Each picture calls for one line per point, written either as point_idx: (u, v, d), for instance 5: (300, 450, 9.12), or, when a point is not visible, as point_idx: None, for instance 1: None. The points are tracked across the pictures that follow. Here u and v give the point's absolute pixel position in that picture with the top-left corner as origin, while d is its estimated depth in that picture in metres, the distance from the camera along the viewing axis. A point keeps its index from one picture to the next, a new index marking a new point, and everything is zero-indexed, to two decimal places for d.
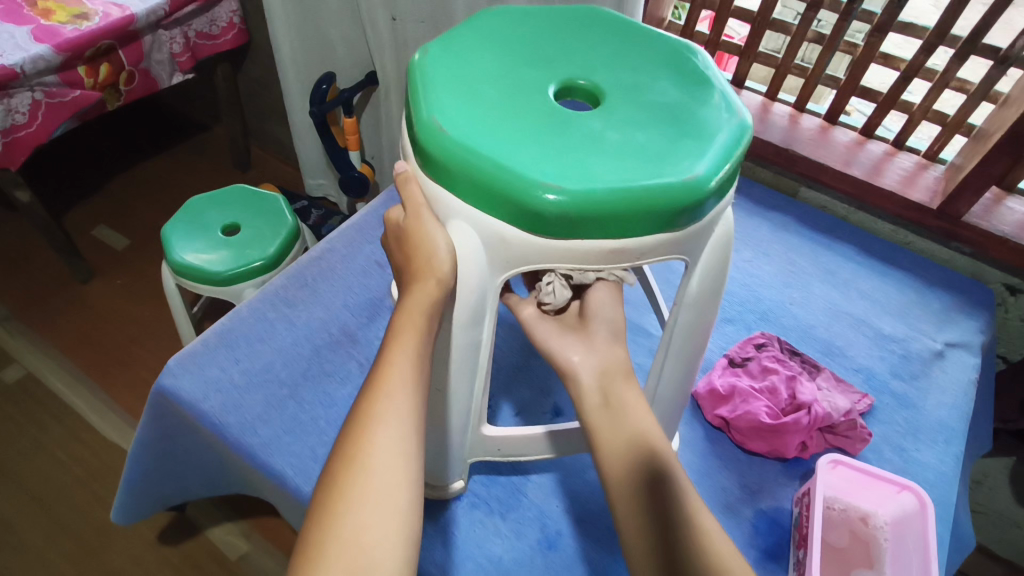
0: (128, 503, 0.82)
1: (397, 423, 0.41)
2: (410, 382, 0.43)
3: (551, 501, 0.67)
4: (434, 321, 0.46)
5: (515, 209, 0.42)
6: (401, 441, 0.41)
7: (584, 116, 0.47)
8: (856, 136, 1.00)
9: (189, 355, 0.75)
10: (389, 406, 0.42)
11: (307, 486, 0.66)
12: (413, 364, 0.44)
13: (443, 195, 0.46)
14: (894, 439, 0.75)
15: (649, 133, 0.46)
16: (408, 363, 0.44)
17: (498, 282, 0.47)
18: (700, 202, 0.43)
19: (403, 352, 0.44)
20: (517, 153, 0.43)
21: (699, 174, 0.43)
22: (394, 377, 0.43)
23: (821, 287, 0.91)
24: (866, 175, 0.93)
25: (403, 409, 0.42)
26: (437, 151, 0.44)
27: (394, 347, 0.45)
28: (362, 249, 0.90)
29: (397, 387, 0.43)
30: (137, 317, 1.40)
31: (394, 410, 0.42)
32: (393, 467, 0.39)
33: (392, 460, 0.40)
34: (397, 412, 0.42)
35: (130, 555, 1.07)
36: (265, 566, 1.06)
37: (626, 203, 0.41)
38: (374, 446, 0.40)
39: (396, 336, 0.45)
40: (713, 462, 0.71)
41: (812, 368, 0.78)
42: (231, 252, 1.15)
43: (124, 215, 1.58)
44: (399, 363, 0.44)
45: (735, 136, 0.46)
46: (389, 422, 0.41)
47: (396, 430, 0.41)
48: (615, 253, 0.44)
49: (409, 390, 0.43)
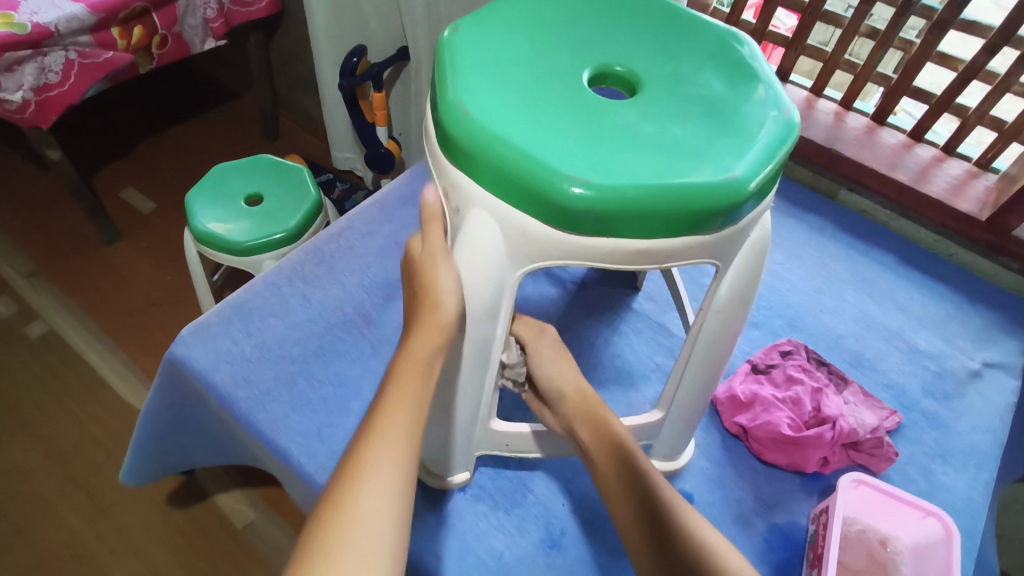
0: (137, 466, 0.82)
1: (397, 456, 0.39)
2: (415, 407, 0.42)
3: (558, 498, 0.65)
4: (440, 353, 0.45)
5: (536, 202, 0.39)
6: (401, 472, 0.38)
7: (619, 105, 0.44)
8: (904, 139, 0.95)
9: (202, 326, 0.74)
10: (394, 427, 0.40)
11: (311, 466, 0.66)
12: (414, 396, 0.42)
13: (460, 179, 0.42)
14: (921, 460, 0.72)
15: (687, 128, 0.43)
16: (418, 388, 0.43)
17: (516, 278, 0.44)
18: (737, 206, 0.40)
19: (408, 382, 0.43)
20: (544, 141, 0.40)
21: (738, 175, 0.40)
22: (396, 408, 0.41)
23: (855, 295, 0.87)
24: (911, 180, 0.89)
25: (405, 442, 0.40)
26: (458, 134, 0.41)
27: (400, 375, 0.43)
28: (383, 228, 0.88)
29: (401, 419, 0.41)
30: (159, 281, 1.41)
31: (395, 432, 0.40)
32: (391, 493, 0.37)
33: (393, 482, 0.37)
34: (400, 437, 0.40)
35: (140, 515, 1.08)
36: (271, 535, 1.08)
37: (656, 202, 0.39)
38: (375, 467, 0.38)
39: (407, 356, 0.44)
40: (728, 471, 0.69)
41: (839, 381, 0.75)
42: (251, 222, 1.15)
43: (151, 178, 1.58)
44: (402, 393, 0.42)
45: (781, 135, 0.43)
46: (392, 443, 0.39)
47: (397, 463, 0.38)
48: (641, 254, 0.41)
49: (415, 415, 0.41)
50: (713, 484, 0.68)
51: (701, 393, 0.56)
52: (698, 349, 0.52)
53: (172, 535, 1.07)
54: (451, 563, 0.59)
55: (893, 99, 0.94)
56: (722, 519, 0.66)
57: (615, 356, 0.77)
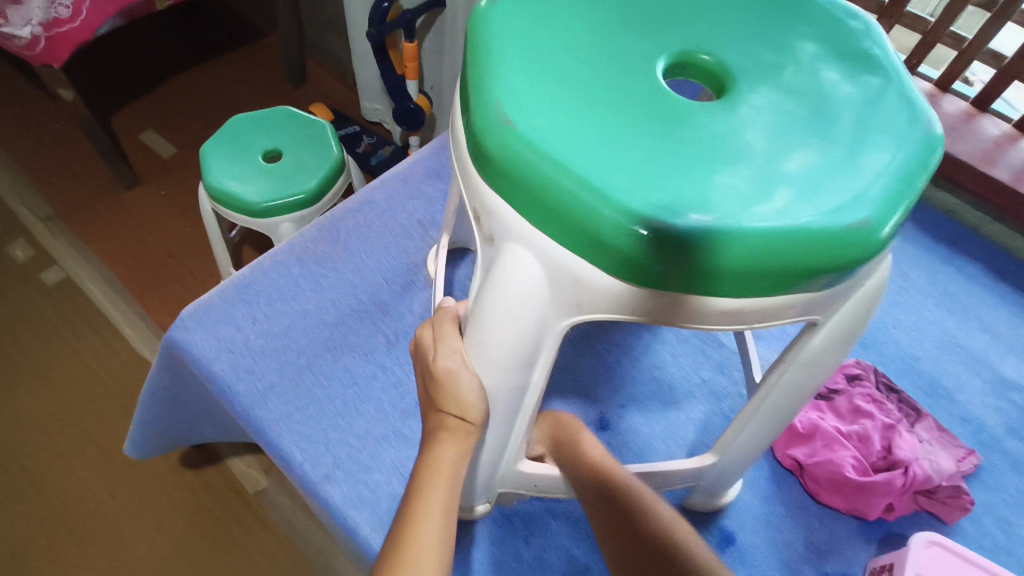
0: (140, 443, 0.76)
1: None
2: (444, 501, 0.38)
3: (583, 530, 0.59)
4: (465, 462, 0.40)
5: (594, 243, 0.30)
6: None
7: (705, 110, 0.34)
8: (1008, 129, 0.83)
9: (204, 307, 0.67)
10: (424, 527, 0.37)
11: (314, 474, 0.60)
12: (438, 529, 0.37)
13: (496, 205, 0.33)
14: (1000, 509, 0.63)
15: (797, 148, 0.33)
16: (448, 475, 0.39)
17: (561, 327, 0.35)
18: (860, 258, 0.31)
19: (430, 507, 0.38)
20: (610, 164, 0.31)
21: (867, 219, 0.30)
22: (417, 543, 0.36)
23: (935, 310, 0.76)
24: (1014, 180, 0.77)
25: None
26: (497, 150, 0.32)
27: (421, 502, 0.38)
28: (406, 205, 0.80)
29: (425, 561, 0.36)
30: (177, 231, 1.35)
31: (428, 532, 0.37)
32: None
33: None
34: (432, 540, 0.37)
35: (152, 474, 1.06)
36: (282, 504, 1.04)
37: (754, 253, 0.29)
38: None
39: (442, 426, 0.40)
40: (777, 509, 0.61)
41: (910, 413, 0.66)
42: (269, 180, 1.07)
43: (172, 121, 1.51)
44: (426, 527, 0.37)
45: (920, 158, 0.33)
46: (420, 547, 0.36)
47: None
48: (729, 315, 0.32)
49: (443, 509, 0.38)
50: (759, 524, 0.60)
51: (763, 441, 0.49)
52: (771, 401, 0.44)
53: (182, 497, 1.04)
54: None
55: (1002, 83, 0.81)
56: (767, 567, 0.58)
57: (656, 368, 0.68)
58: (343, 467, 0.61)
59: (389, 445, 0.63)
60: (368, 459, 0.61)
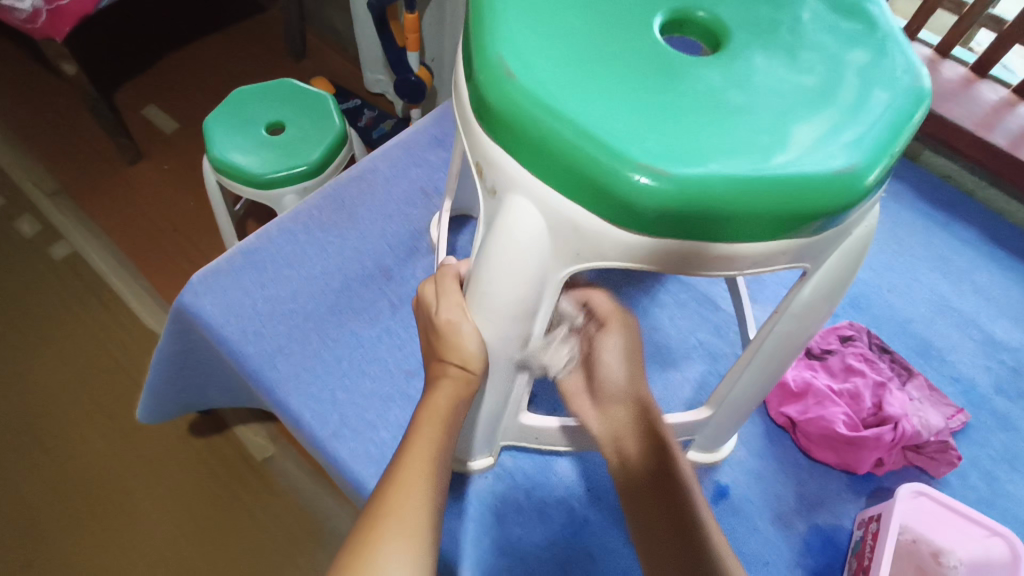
0: (153, 409, 0.78)
1: (415, 536, 0.36)
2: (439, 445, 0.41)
3: (583, 483, 0.61)
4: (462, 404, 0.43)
5: (590, 191, 0.32)
6: (416, 552, 0.36)
7: (700, 64, 0.35)
8: (1007, 95, 0.83)
9: (213, 273, 0.69)
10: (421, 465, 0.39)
11: (322, 432, 0.62)
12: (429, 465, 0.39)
13: (498, 157, 0.34)
14: (986, 465, 0.65)
15: (789, 100, 0.34)
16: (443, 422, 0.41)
17: (560, 277, 0.36)
18: (847, 204, 0.32)
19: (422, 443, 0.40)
20: (608, 116, 0.32)
21: (856, 166, 0.32)
22: (412, 474, 0.38)
23: (928, 274, 0.77)
24: (1009, 145, 0.78)
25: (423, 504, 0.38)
26: (497, 101, 0.33)
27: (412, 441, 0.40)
28: (408, 173, 0.81)
29: (419, 492, 0.38)
30: (181, 205, 1.36)
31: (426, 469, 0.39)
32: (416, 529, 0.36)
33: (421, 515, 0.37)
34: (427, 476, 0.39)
35: (163, 443, 1.09)
36: (290, 470, 1.07)
37: (742, 198, 0.31)
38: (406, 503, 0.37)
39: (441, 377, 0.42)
40: (770, 464, 0.64)
41: (902, 372, 0.67)
42: (272, 153, 1.08)
43: (174, 96, 1.51)
44: (422, 462, 0.39)
45: (908, 109, 0.34)
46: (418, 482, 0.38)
47: (414, 541, 0.36)
48: (719, 260, 0.34)
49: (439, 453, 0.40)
50: (751, 478, 0.63)
51: (757, 393, 0.51)
52: (765, 350, 0.45)
53: (192, 464, 1.07)
54: (462, 546, 0.56)
55: (1000, 48, 0.81)
56: (759, 518, 0.60)
57: (654, 330, 0.70)
58: (350, 425, 0.63)
59: (395, 405, 0.65)
60: (374, 418, 0.64)
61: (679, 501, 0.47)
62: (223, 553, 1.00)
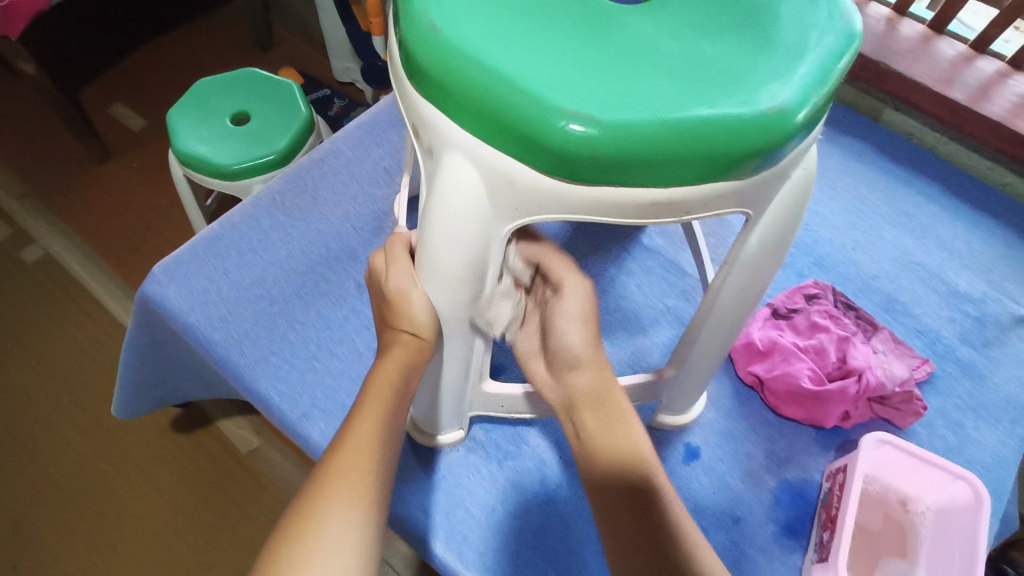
0: (126, 405, 0.78)
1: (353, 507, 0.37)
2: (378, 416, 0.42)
3: (556, 451, 0.61)
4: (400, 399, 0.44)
5: (523, 143, 0.31)
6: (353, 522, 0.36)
7: (632, 13, 0.35)
8: (965, 50, 0.84)
9: (175, 262, 0.69)
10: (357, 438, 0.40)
11: (293, 413, 0.62)
12: (370, 440, 0.40)
13: (432, 116, 0.34)
14: (952, 413, 0.66)
15: (719, 45, 0.34)
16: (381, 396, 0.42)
17: (503, 235, 0.36)
18: (778, 143, 0.32)
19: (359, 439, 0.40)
20: (536, 64, 0.32)
21: (784, 105, 0.32)
22: (349, 446, 0.40)
23: (892, 230, 0.78)
24: (969, 99, 0.78)
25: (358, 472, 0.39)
26: (424, 56, 0.33)
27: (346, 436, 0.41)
28: (370, 154, 0.80)
29: (354, 464, 0.39)
30: (153, 202, 1.35)
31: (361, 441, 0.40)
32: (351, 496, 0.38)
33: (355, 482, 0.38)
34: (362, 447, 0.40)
35: (145, 440, 1.08)
36: (275, 461, 1.07)
37: (674, 141, 0.31)
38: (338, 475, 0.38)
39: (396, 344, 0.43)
40: (740, 423, 0.64)
41: (867, 327, 0.68)
42: (239, 143, 1.06)
43: (140, 93, 1.49)
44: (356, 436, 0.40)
45: (838, 49, 0.34)
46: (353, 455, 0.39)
47: (349, 510, 0.37)
48: (655, 206, 0.34)
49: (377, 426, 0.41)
50: (721, 438, 0.63)
51: (717, 350, 0.51)
52: (720, 305, 0.45)
53: (176, 460, 1.06)
54: (436, 518, 0.56)
55: (957, 4, 0.81)
56: (730, 475, 0.61)
57: (622, 298, 0.70)
58: (320, 406, 0.63)
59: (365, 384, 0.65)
60: (344, 398, 0.64)
61: (652, 505, 0.45)
62: (212, 546, 1.00)
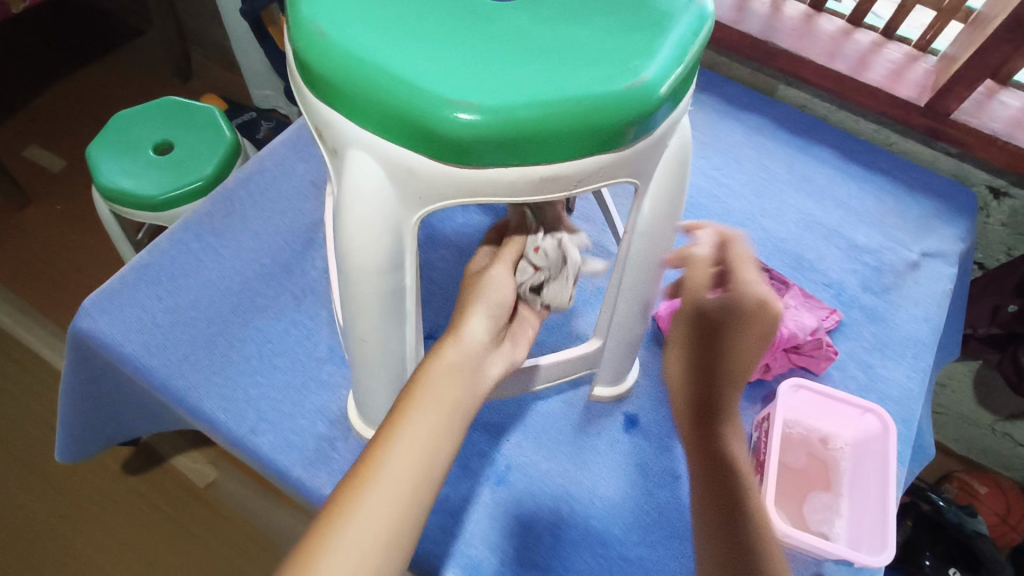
0: (69, 447, 0.76)
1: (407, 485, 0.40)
2: (439, 402, 0.44)
3: (502, 435, 0.64)
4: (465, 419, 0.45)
5: (416, 134, 0.34)
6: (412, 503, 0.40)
7: (508, 8, 0.38)
8: (843, 25, 0.91)
9: (105, 294, 0.68)
10: (417, 421, 0.42)
11: (240, 429, 0.63)
12: (439, 417, 0.43)
13: (332, 117, 0.36)
14: (861, 355, 0.72)
15: (588, 31, 0.37)
16: (440, 391, 0.44)
17: (414, 223, 0.39)
18: (647, 115, 0.36)
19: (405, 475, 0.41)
20: (421, 60, 0.35)
21: (647, 80, 0.36)
22: (409, 427, 0.42)
23: (795, 196, 0.85)
24: (851, 70, 0.85)
25: (416, 449, 0.41)
26: (318, 61, 0.35)
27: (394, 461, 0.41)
28: (295, 169, 0.81)
29: (412, 446, 0.41)
30: (80, 243, 1.31)
31: (418, 425, 0.42)
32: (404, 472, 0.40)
33: (406, 459, 0.41)
34: (423, 425, 0.42)
35: (96, 486, 1.05)
36: (236, 491, 1.05)
37: (551, 120, 0.34)
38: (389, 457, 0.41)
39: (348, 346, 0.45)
40: (672, 387, 0.69)
41: (780, 286, 0.73)
42: (163, 173, 1.05)
43: (56, 133, 1.45)
44: (417, 422, 0.42)
45: (693, 28, 0.38)
46: (407, 436, 0.42)
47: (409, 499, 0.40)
48: (546, 181, 0.37)
49: (437, 417, 0.43)
50: (657, 403, 0.67)
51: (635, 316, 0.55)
52: (629, 272, 0.49)
53: (130, 503, 1.04)
54: None
55: None
56: (668, 436, 0.65)
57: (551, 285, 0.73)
58: (267, 418, 0.64)
59: (311, 392, 0.66)
60: (290, 408, 0.65)
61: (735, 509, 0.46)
62: None
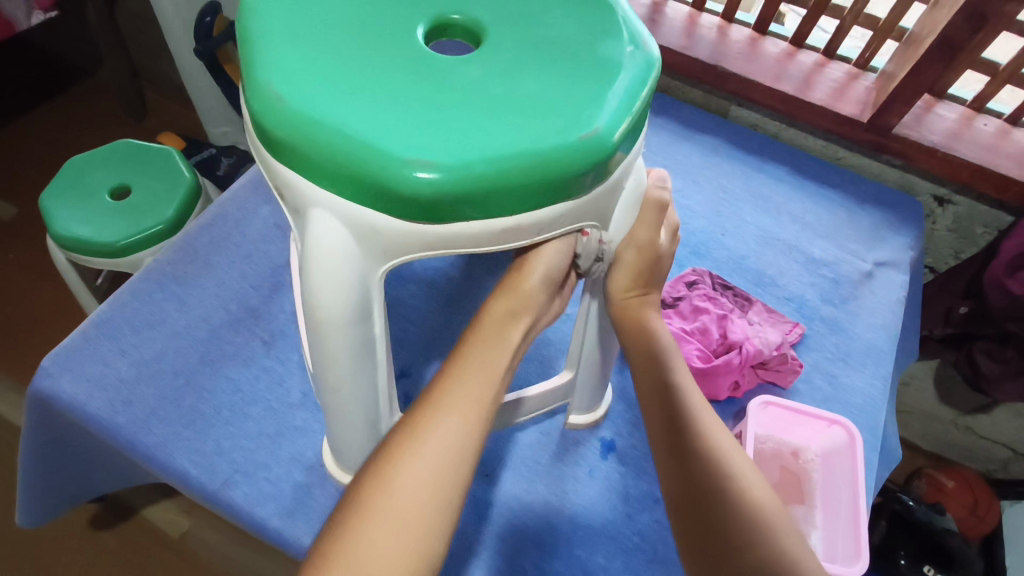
0: (32, 510, 0.73)
1: (431, 486, 0.39)
2: (467, 401, 0.42)
3: (481, 470, 0.64)
4: (499, 384, 0.44)
5: (376, 193, 0.35)
6: (436, 504, 0.38)
7: (461, 62, 0.39)
8: (786, 46, 0.95)
9: (65, 351, 0.66)
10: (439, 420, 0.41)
11: (214, 483, 0.61)
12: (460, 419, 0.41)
13: (292, 178, 0.37)
14: (825, 366, 0.75)
15: (540, 82, 0.39)
16: (466, 385, 0.43)
17: (380, 276, 0.39)
18: (601, 162, 0.37)
19: (443, 440, 0.40)
20: (377, 120, 0.35)
21: (600, 129, 0.37)
22: (429, 423, 0.41)
23: (753, 213, 0.87)
24: (797, 90, 0.89)
25: (440, 449, 0.40)
26: (275, 125, 0.35)
27: (426, 430, 0.41)
28: (258, 212, 0.81)
29: (432, 447, 0.40)
30: (37, 292, 1.27)
31: (442, 424, 0.41)
32: (425, 474, 0.39)
33: (429, 460, 0.39)
34: (446, 424, 0.41)
35: (63, 546, 1.01)
36: (211, 541, 1.01)
37: (508, 173, 0.35)
38: (410, 458, 0.39)
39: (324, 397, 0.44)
40: None
41: (744, 303, 0.76)
42: (121, 218, 1.03)
43: (6, 180, 1.40)
44: (441, 420, 0.41)
45: (641, 75, 0.40)
46: (429, 435, 0.40)
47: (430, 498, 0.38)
48: (508, 232, 0.38)
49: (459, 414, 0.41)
50: (632, 427, 0.68)
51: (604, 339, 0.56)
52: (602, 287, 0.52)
53: (100, 560, 1.00)
54: None
55: (771, 10, 0.92)
56: (645, 460, 0.66)
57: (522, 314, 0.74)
58: (241, 469, 0.62)
59: (285, 439, 0.65)
60: (265, 457, 0.64)
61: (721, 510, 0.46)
62: None
